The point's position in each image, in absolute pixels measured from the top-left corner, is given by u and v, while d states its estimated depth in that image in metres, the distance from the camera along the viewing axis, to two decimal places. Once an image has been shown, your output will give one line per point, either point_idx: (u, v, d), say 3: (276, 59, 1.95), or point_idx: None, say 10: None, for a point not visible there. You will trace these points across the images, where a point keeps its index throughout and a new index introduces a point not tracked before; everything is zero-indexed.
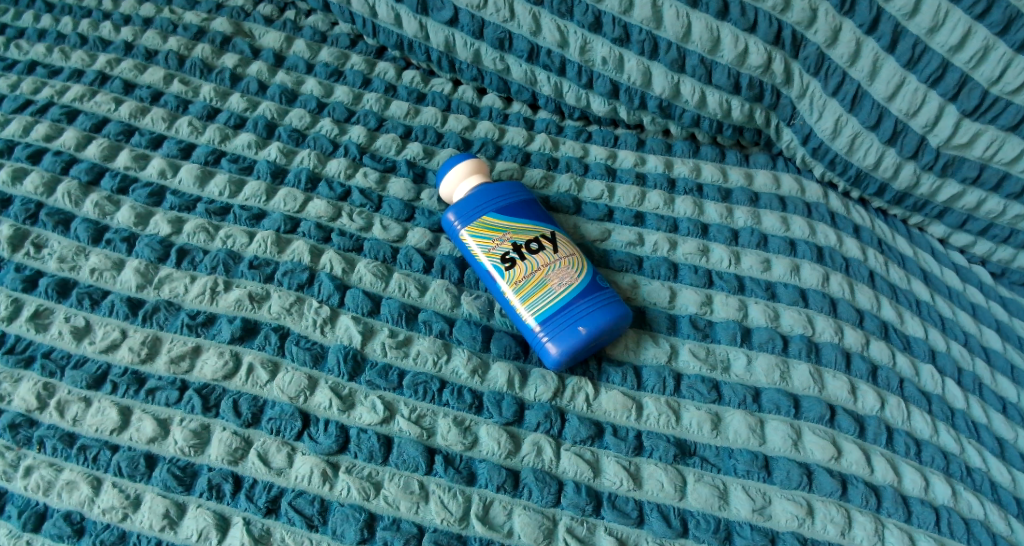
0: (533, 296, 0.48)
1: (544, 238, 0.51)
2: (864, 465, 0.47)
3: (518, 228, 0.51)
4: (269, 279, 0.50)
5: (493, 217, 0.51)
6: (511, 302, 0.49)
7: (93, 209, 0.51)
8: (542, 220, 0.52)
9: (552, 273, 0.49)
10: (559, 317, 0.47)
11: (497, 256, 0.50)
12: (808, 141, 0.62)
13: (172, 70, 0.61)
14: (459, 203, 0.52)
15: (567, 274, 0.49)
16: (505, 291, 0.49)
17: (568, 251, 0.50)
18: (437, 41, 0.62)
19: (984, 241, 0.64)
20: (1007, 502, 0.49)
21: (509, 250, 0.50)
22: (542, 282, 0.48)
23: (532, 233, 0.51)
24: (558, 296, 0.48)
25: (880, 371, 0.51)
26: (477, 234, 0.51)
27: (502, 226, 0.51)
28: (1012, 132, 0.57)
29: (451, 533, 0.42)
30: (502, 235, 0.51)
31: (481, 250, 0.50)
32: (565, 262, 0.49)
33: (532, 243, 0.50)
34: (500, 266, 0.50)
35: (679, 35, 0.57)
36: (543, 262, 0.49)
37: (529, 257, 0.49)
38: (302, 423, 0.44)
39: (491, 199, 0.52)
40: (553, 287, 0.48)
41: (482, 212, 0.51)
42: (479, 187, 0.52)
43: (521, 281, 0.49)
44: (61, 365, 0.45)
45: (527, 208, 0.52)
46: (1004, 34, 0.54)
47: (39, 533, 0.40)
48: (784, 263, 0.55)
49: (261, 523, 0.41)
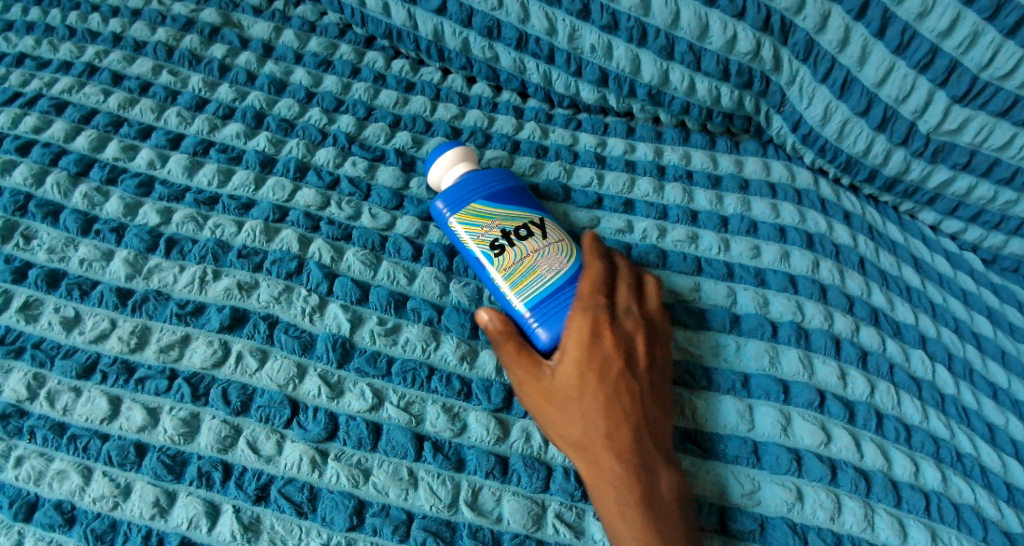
0: (521, 283, 0.48)
1: (533, 224, 0.50)
2: (854, 450, 0.47)
3: (507, 215, 0.51)
4: (258, 268, 0.50)
5: (482, 205, 0.51)
6: (501, 289, 0.49)
7: (83, 201, 0.51)
8: (531, 207, 0.52)
9: (541, 260, 0.49)
10: (547, 305, 0.48)
11: (486, 243, 0.50)
12: (798, 128, 0.61)
13: (160, 61, 0.61)
14: (449, 189, 0.52)
15: (556, 261, 0.49)
16: (493, 278, 0.49)
17: (557, 237, 0.50)
18: (426, 30, 0.62)
19: (975, 228, 0.64)
20: (997, 487, 0.50)
21: (497, 236, 0.50)
22: (532, 268, 0.48)
23: (522, 220, 0.50)
24: (547, 282, 0.48)
25: (870, 357, 0.52)
26: (466, 221, 0.51)
27: (491, 213, 0.51)
28: (1001, 118, 0.57)
29: (440, 519, 0.43)
30: (491, 222, 0.50)
31: (470, 236, 0.50)
32: (554, 248, 0.49)
33: (521, 229, 0.50)
34: (489, 253, 0.49)
35: (667, 21, 0.57)
36: (531, 248, 0.49)
37: (518, 243, 0.49)
38: (291, 411, 0.44)
39: (480, 188, 0.52)
40: (542, 274, 0.48)
41: (471, 198, 0.51)
42: (469, 174, 0.52)
43: (510, 267, 0.48)
44: (50, 355, 0.45)
45: (517, 196, 0.52)
46: (993, 19, 0.54)
47: (30, 523, 0.41)
48: (774, 250, 0.55)
49: (250, 511, 0.42)
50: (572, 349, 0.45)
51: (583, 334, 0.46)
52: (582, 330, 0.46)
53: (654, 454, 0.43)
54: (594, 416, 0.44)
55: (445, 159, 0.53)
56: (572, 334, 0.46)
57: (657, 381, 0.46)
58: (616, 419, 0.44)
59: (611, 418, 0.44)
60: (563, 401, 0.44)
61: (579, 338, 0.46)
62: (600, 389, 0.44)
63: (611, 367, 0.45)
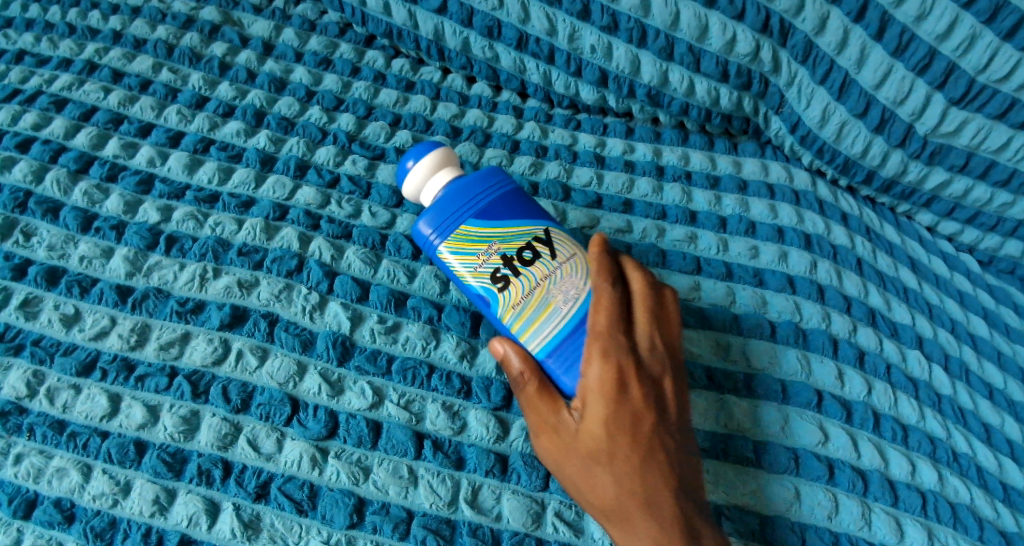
0: (539, 319, 0.45)
1: (538, 240, 0.47)
2: (851, 450, 0.48)
3: (505, 235, 0.47)
4: (258, 266, 0.50)
5: (469, 227, 0.47)
6: (513, 328, 0.46)
7: (82, 198, 0.51)
8: (529, 217, 0.48)
9: (555, 287, 0.45)
10: (569, 343, 0.44)
11: (486, 276, 0.46)
12: (797, 129, 0.62)
13: (160, 59, 0.61)
14: (430, 212, 0.48)
15: (571, 286, 0.45)
16: (503, 315, 0.46)
17: (568, 254, 0.46)
18: (427, 29, 0.62)
19: (972, 229, 0.64)
20: (993, 487, 0.51)
21: (499, 265, 0.46)
22: (546, 300, 0.45)
23: (522, 238, 0.47)
24: (566, 314, 0.45)
25: (867, 357, 0.52)
26: (461, 250, 0.47)
27: (485, 236, 0.47)
28: (998, 120, 0.58)
29: (440, 517, 0.43)
30: (489, 247, 0.47)
31: (466, 270, 0.47)
32: (567, 270, 0.46)
33: (524, 252, 0.46)
34: (494, 287, 0.46)
35: (667, 22, 0.57)
36: (542, 275, 0.46)
37: (524, 271, 0.46)
38: (291, 409, 0.45)
39: (464, 203, 0.47)
40: (559, 305, 0.45)
41: (457, 220, 0.47)
42: (451, 186, 0.48)
43: (519, 303, 0.45)
44: (50, 353, 0.45)
45: (509, 206, 0.48)
46: (990, 23, 0.54)
47: (29, 520, 0.41)
48: (772, 250, 0.55)
49: (250, 509, 0.42)
50: (595, 405, 0.42)
51: (605, 385, 0.42)
52: (604, 383, 0.42)
53: (693, 510, 0.41)
54: (627, 478, 0.41)
55: (426, 165, 0.49)
56: (593, 387, 0.42)
57: (686, 427, 0.43)
58: (651, 480, 0.41)
59: (646, 480, 0.41)
60: (589, 462, 0.41)
61: (602, 391, 0.42)
62: (633, 449, 0.41)
63: (643, 421, 0.42)
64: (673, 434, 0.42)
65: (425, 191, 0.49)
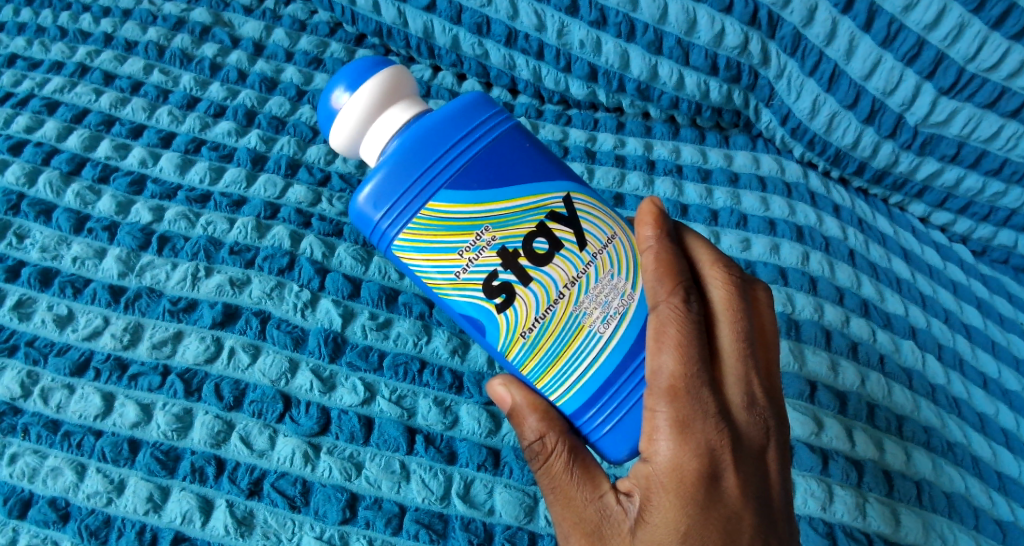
0: (571, 347, 0.38)
1: (555, 219, 0.39)
2: (844, 440, 0.48)
3: (502, 221, 0.38)
4: (249, 265, 0.50)
5: (440, 203, 0.38)
6: (527, 353, 0.39)
7: (75, 199, 0.52)
8: (532, 183, 0.39)
9: (589, 301, 0.39)
10: (616, 392, 0.38)
11: (480, 281, 0.38)
12: (787, 122, 0.62)
13: (151, 61, 0.61)
14: (372, 180, 0.38)
15: (612, 295, 0.39)
16: (507, 333, 0.39)
17: (603, 242, 0.39)
18: (416, 27, 0.62)
19: (965, 220, 0.64)
20: (988, 475, 0.52)
21: (499, 267, 0.38)
22: (578, 323, 0.38)
23: (529, 218, 0.39)
24: (608, 341, 0.38)
25: (860, 348, 0.52)
26: (445, 244, 0.38)
27: (472, 221, 0.38)
28: (989, 110, 0.58)
29: (432, 512, 0.43)
30: (477, 236, 0.38)
31: (447, 280, 0.39)
32: (603, 275, 0.39)
33: (534, 242, 0.38)
34: (495, 301, 0.38)
35: (655, 17, 0.58)
36: (566, 280, 0.38)
37: (537, 276, 0.38)
38: (283, 405, 0.45)
39: (421, 166, 0.38)
40: (594, 329, 0.38)
41: (417, 194, 0.38)
42: (401, 139, 0.39)
43: (536, 323, 0.38)
44: (44, 353, 0.46)
45: (506, 174, 0.39)
46: (978, 12, 0.54)
47: (24, 520, 0.41)
48: (763, 242, 0.55)
49: (243, 505, 0.42)
50: (664, 504, 0.35)
51: (679, 474, 0.35)
52: (679, 472, 0.35)
53: None
54: None
55: (366, 96, 0.39)
56: (662, 477, 0.35)
57: (780, 511, 0.37)
58: None
59: None
60: None
61: (673, 481, 0.35)
62: None
63: (733, 520, 0.35)
64: (766, 530, 0.36)
65: (370, 132, 0.40)
